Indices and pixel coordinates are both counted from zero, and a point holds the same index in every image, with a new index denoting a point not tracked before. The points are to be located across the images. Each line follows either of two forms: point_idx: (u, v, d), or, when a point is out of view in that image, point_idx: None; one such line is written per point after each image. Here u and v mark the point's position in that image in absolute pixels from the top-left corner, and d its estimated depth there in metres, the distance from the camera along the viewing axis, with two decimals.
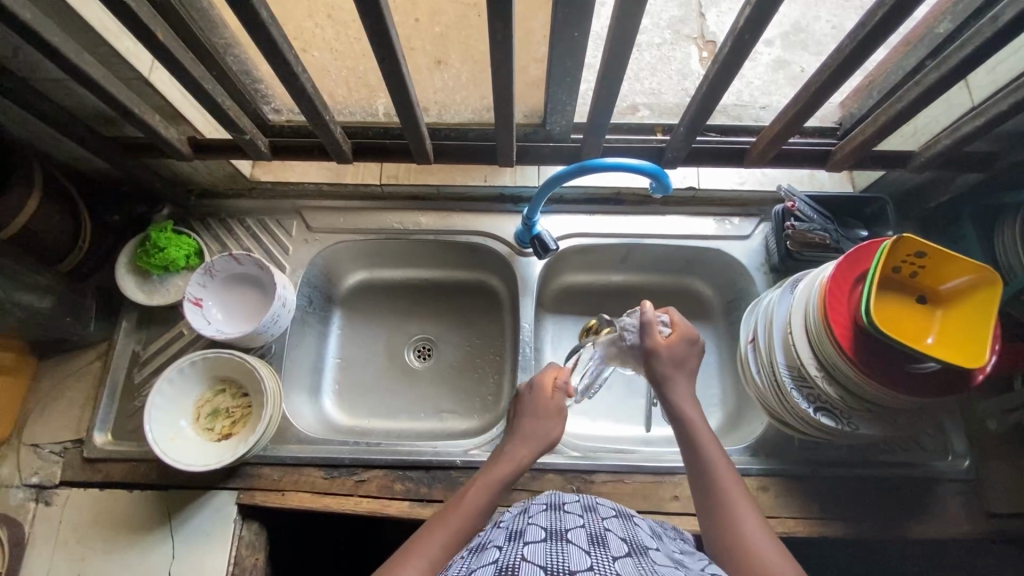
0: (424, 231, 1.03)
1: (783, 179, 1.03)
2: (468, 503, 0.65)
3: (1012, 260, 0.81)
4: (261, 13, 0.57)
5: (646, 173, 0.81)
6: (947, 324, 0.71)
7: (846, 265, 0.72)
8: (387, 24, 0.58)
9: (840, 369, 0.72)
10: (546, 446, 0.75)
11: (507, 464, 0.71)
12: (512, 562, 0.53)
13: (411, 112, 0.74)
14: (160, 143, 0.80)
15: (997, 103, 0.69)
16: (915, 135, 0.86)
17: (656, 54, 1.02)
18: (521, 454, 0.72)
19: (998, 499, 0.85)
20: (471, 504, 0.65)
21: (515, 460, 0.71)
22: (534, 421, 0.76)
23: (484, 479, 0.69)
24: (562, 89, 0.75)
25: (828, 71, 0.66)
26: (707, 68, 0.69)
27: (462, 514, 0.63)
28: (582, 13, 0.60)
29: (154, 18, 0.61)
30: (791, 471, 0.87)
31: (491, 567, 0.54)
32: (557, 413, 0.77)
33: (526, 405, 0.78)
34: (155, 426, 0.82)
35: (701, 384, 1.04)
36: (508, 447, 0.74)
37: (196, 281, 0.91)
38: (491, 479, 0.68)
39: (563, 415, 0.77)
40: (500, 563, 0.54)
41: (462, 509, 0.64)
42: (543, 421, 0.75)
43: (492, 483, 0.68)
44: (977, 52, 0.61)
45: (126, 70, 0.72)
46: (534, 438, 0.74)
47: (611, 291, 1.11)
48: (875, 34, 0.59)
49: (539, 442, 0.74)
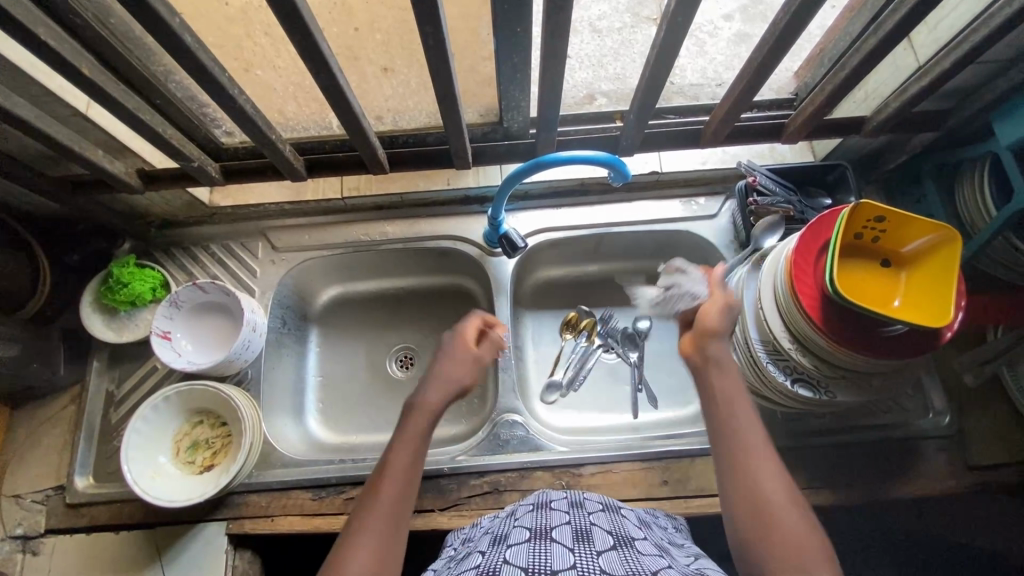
0: (392, 241, 1.02)
1: (744, 156, 1.03)
2: (391, 470, 0.61)
3: (973, 213, 0.82)
4: (184, 39, 0.55)
5: (602, 164, 0.79)
6: (913, 286, 0.72)
7: (809, 236, 0.73)
8: (315, 38, 0.57)
9: (811, 339, 0.73)
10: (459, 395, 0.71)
11: (421, 415, 0.66)
12: (493, 566, 0.54)
13: (359, 125, 0.73)
14: (107, 178, 0.78)
15: (940, 61, 0.69)
16: (867, 99, 0.86)
17: (618, 38, 0.99)
18: (433, 397, 0.68)
19: (980, 452, 0.85)
20: (394, 475, 0.61)
21: (429, 410, 0.67)
22: (450, 368, 0.71)
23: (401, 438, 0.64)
24: (511, 84, 0.74)
25: (769, 44, 0.65)
26: (648, 54, 0.68)
27: (391, 487, 0.60)
28: (518, 5, 0.59)
29: (77, 54, 0.59)
30: (777, 444, 0.87)
31: (473, 571, 0.55)
32: (469, 372, 0.72)
33: (446, 352, 0.74)
34: (133, 465, 0.81)
35: (682, 366, 1.04)
36: (422, 390, 0.70)
37: (161, 314, 0.89)
38: (407, 437, 0.64)
39: (478, 366, 0.73)
40: (482, 568, 0.54)
41: (387, 482, 0.60)
42: (457, 371, 0.71)
43: (410, 441, 0.64)
44: (911, 14, 0.61)
45: (60, 107, 0.70)
46: (454, 376, 0.71)
47: (586, 282, 1.10)
48: (808, 4, 0.58)
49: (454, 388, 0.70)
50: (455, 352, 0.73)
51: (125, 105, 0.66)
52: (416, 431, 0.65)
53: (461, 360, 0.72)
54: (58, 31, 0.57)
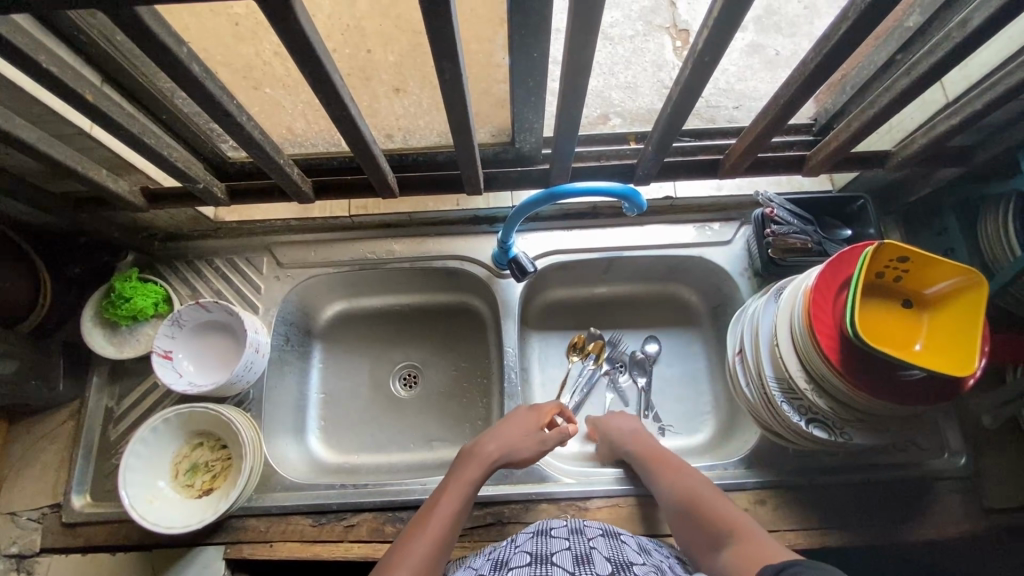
0: (399, 259, 1.00)
1: (761, 184, 1.01)
2: (443, 508, 0.68)
3: (998, 253, 0.79)
4: (193, 68, 0.53)
5: (617, 195, 0.77)
6: (935, 329, 0.70)
7: (829, 273, 0.70)
8: (326, 69, 0.55)
9: (828, 379, 0.71)
10: (514, 458, 0.78)
11: (478, 466, 0.75)
12: None
13: (369, 150, 0.71)
14: (111, 197, 0.76)
15: (972, 101, 0.67)
16: (891, 132, 0.84)
17: (629, 47, 0.99)
18: (493, 452, 0.76)
19: (996, 495, 0.83)
20: (446, 510, 0.68)
21: (485, 461, 0.75)
22: (517, 431, 0.79)
23: (455, 483, 0.73)
24: (526, 108, 0.72)
25: (797, 82, 0.63)
26: (671, 88, 0.66)
27: (440, 518, 0.67)
28: (538, 34, 0.57)
29: (81, 79, 0.57)
30: (788, 482, 0.85)
31: None
32: (533, 444, 0.79)
33: (517, 415, 0.82)
34: (131, 490, 0.79)
35: (691, 393, 1.02)
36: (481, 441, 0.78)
37: (162, 333, 0.87)
38: (461, 483, 0.72)
39: (542, 449, 0.79)
40: None
41: (438, 515, 0.67)
42: (523, 437, 0.79)
43: (464, 487, 0.72)
44: (946, 58, 0.58)
45: (63, 126, 0.68)
46: (516, 436, 0.79)
47: (595, 304, 1.09)
48: (841, 45, 0.55)
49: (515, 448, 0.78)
50: (523, 418, 0.82)
51: (131, 129, 0.64)
52: (470, 476, 0.73)
53: (524, 425, 0.80)
54: (63, 57, 0.55)
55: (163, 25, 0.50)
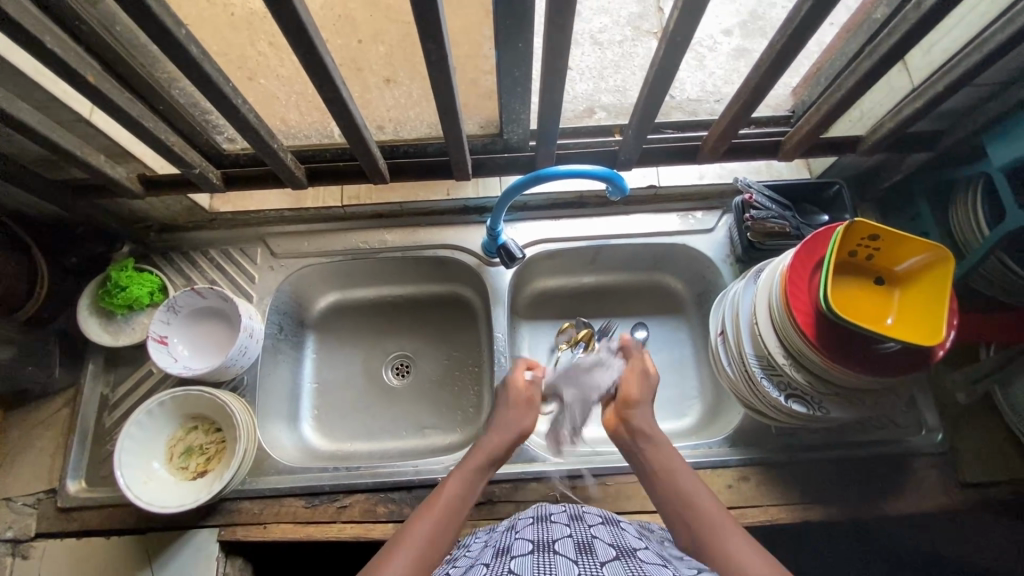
0: (391, 248, 1.03)
1: (741, 172, 1.05)
2: (448, 492, 0.66)
3: (966, 234, 0.83)
4: (190, 50, 0.56)
5: (600, 178, 0.80)
6: (906, 305, 0.73)
7: (804, 253, 0.73)
8: (319, 51, 0.58)
9: (806, 355, 0.73)
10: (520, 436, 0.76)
11: (483, 451, 0.72)
12: None
13: (360, 136, 0.74)
14: (109, 183, 0.79)
15: (934, 84, 0.70)
16: (862, 118, 0.88)
17: (618, 52, 1.01)
18: (496, 438, 0.74)
19: (973, 470, 0.86)
20: (451, 493, 0.65)
21: (491, 448, 0.73)
22: (512, 411, 0.78)
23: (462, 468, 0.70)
24: (512, 98, 0.75)
25: (766, 65, 0.66)
26: (647, 73, 0.69)
27: (445, 502, 0.64)
28: (522, 23, 0.60)
29: (83, 61, 0.60)
30: (770, 459, 0.88)
31: None
32: (531, 414, 0.79)
33: (507, 396, 0.81)
34: (126, 471, 0.80)
35: (678, 378, 1.05)
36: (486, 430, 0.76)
37: (159, 319, 0.89)
38: (468, 467, 0.70)
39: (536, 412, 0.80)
40: None
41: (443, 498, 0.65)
42: (517, 414, 0.78)
43: (469, 471, 0.69)
44: (903, 41, 0.62)
45: (63, 112, 0.70)
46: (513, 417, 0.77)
47: (583, 294, 1.11)
48: (805, 26, 0.59)
49: (516, 430, 0.76)
50: (510, 396, 0.80)
51: (130, 113, 0.66)
52: (476, 463, 0.71)
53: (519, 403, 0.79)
54: (66, 40, 0.58)
55: (162, 6, 0.52)
